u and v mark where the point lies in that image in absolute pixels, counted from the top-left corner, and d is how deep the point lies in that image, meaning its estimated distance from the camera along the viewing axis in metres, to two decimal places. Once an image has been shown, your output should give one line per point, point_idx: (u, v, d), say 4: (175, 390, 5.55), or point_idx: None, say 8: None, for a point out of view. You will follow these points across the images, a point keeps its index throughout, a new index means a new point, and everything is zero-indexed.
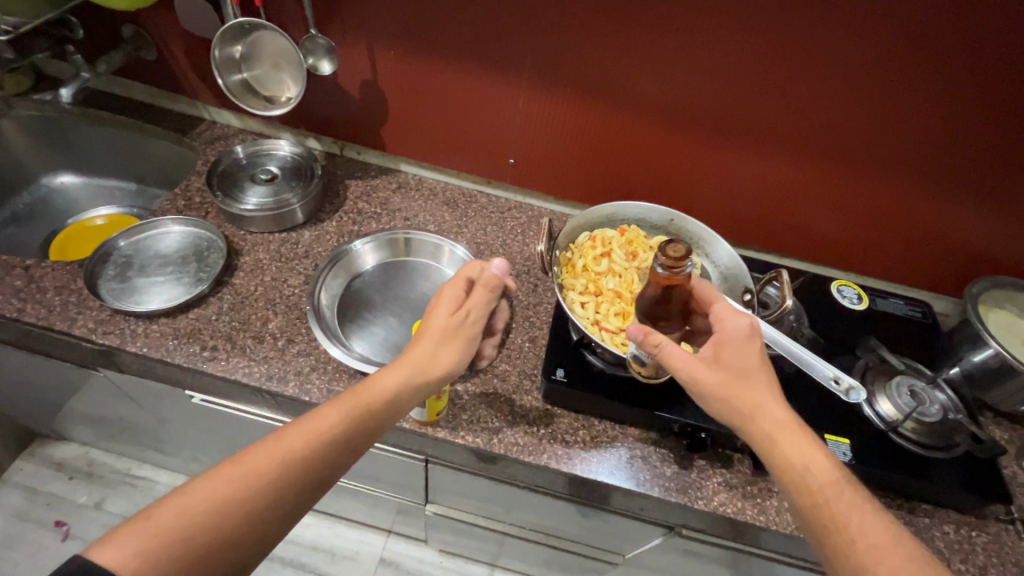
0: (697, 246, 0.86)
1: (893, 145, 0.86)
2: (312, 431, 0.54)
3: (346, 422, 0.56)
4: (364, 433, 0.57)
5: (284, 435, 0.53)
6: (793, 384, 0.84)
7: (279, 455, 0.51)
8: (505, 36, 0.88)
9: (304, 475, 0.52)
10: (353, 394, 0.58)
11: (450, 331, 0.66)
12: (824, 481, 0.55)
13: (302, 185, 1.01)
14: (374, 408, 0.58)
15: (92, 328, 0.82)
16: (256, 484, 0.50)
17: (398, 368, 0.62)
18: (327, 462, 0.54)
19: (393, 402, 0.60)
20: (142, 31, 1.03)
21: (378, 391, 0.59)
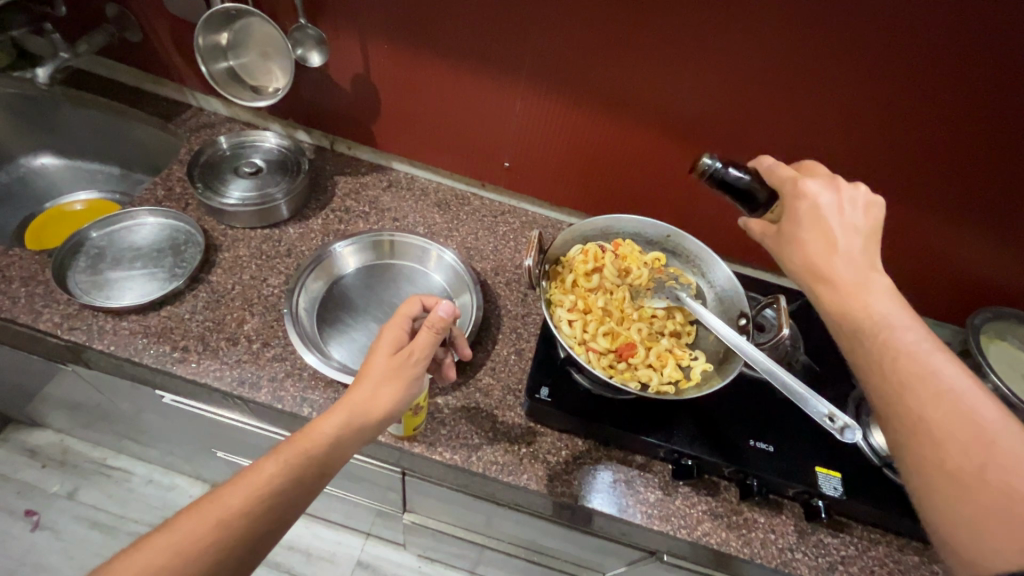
0: (693, 265, 0.83)
1: (900, 167, 0.83)
2: (246, 492, 0.50)
3: (285, 476, 0.52)
4: (306, 486, 0.53)
5: (217, 496, 0.49)
6: (785, 411, 0.81)
7: (211, 520, 0.48)
8: (502, 36, 0.84)
9: (243, 538, 0.48)
10: (292, 445, 0.54)
11: (390, 370, 0.60)
12: (898, 344, 0.48)
13: (287, 180, 0.97)
14: (312, 457, 0.54)
15: (57, 322, 0.78)
16: (189, 554, 0.46)
17: (334, 413, 0.56)
18: (268, 522, 0.50)
19: (332, 452, 0.55)
20: (127, 12, 0.99)
21: (315, 437, 0.54)
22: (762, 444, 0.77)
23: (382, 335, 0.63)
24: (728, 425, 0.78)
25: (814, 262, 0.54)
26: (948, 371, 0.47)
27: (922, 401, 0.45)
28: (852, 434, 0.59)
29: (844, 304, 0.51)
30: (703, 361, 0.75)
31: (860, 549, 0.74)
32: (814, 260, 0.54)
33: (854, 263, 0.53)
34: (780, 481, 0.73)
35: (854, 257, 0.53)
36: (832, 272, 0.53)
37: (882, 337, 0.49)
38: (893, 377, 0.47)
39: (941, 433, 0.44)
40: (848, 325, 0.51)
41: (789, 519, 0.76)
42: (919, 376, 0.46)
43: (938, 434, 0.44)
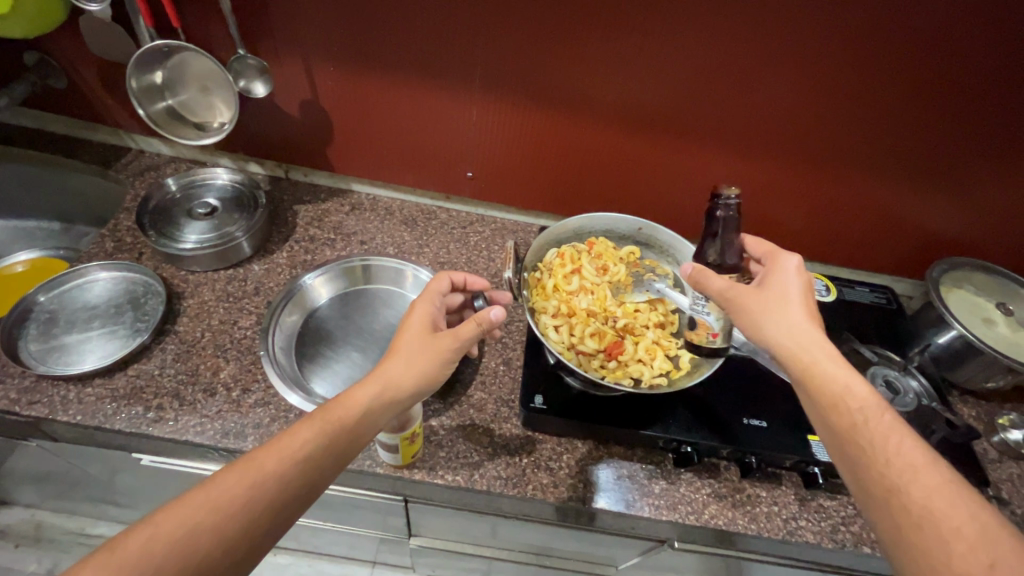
0: (667, 256, 0.84)
1: (849, 134, 0.86)
2: (284, 454, 0.48)
3: (323, 439, 0.50)
4: (342, 452, 0.51)
5: (253, 457, 0.47)
6: (771, 386, 0.83)
7: (249, 480, 0.46)
8: (452, 44, 0.83)
9: (278, 503, 0.46)
10: (332, 407, 0.52)
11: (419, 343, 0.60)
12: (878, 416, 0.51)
13: (245, 217, 0.93)
14: (348, 425, 0.52)
15: (14, 399, 0.73)
16: (228, 514, 0.44)
17: (368, 384, 0.55)
18: (302, 488, 0.48)
19: (367, 419, 0.54)
20: (49, 57, 0.93)
21: (351, 405, 0.53)
22: (754, 421, 0.79)
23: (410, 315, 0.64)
24: (721, 408, 0.79)
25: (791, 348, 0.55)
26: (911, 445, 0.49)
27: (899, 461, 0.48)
28: None
29: (832, 395, 0.52)
30: (690, 350, 0.75)
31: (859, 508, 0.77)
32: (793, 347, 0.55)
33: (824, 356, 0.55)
34: (776, 455, 0.75)
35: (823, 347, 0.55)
36: (816, 363, 0.54)
37: (870, 418, 0.50)
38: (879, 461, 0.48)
39: (938, 523, 0.44)
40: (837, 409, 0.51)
41: (788, 489, 0.78)
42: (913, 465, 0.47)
43: (933, 522, 0.44)
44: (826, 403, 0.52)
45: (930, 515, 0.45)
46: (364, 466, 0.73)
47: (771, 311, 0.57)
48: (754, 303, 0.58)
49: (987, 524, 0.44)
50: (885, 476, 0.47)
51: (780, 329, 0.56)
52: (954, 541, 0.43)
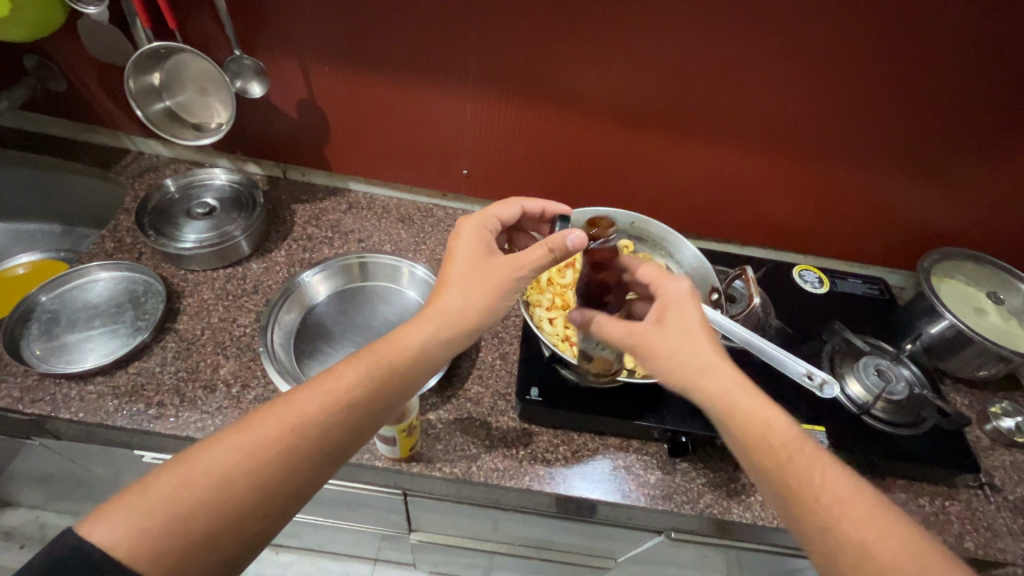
0: (660, 249, 0.85)
1: (840, 126, 0.87)
2: (328, 396, 0.52)
3: (370, 377, 0.54)
4: (392, 390, 0.55)
5: (298, 398, 0.51)
6: (765, 376, 0.84)
7: (288, 423, 0.49)
8: (445, 43, 0.84)
9: (321, 444, 0.50)
10: (379, 348, 0.56)
11: (475, 271, 0.61)
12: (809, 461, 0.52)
13: (243, 216, 0.94)
14: (397, 366, 0.56)
15: (17, 397, 0.74)
16: (270, 455, 0.48)
17: (424, 323, 0.59)
18: (347, 430, 0.52)
19: (419, 355, 0.57)
20: (48, 61, 0.94)
21: (401, 346, 0.57)
22: None
23: (462, 247, 0.64)
24: None
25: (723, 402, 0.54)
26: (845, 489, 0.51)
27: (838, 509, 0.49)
28: (831, 389, 0.63)
29: (758, 437, 0.53)
30: None
31: None
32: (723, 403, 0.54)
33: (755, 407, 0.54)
34: None
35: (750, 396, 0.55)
36: (736, 403, 0.54)
37: (794, 455, 0.52)
38: (812, 499, 0.50)
39: (874, 557, 0.47)
40: (769, 452, 0.52)
41: None
42: (841, 498, 0.50)
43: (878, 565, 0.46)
44: (754, 446, 0.52)
45: (868, 551, 0.47)
46: (363, 459, 0.74)
47: (679, 350, 0.57)
48: (659, 346, 0.57)
49: (910, 546, 0.48)
50: (823, 516, 0.49)
51: (695, 373, 0.56)
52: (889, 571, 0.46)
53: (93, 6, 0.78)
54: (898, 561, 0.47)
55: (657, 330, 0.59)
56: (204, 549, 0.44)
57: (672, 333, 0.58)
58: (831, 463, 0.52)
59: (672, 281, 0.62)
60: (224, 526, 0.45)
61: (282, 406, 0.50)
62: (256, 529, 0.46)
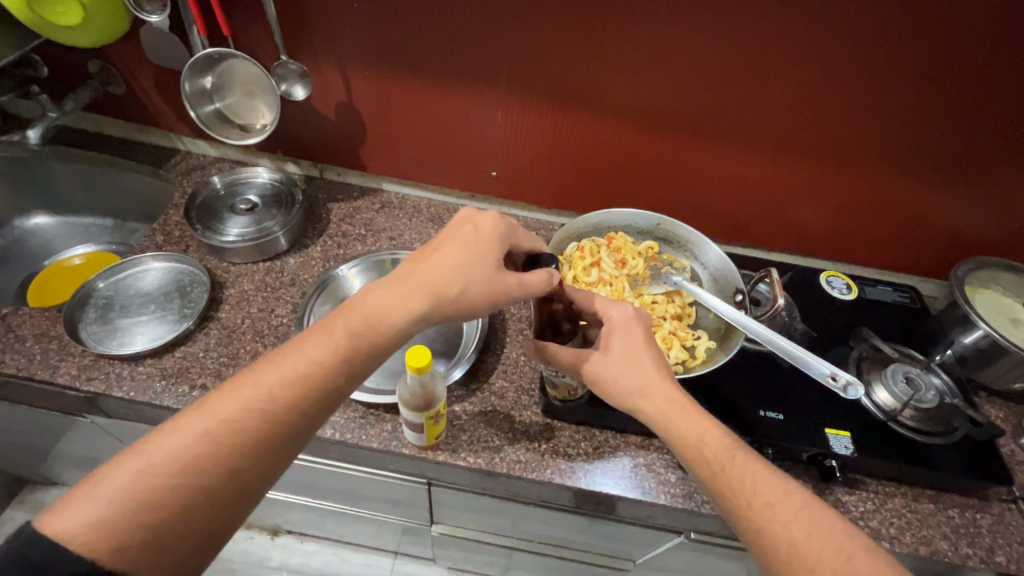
0: (685, 250, 0.85)
1: (867, 133, 0.87)
2: (287, 377, 0.53)
3: (333, 353, 0.55)
4: (358, 361, 0.56)
5: (262, 380, 0.52)
6: (791, 380, 0.84)
7: (251, 406, 0.51)
8: (479, 48, 0.87)
9: (285, 423, 0.52)
10: (343, 323, 0.57)
11: (476, 264, 0.61)
12: (754, 476, 0.54)
13: (283, 212, 0.99)
14: (362, 347, 0.57)
15: (75, 375, 0.79)
16: (237, 437, 0.49)
17: (413, 299, 0.59)
18: (312, 407, 0.53)
19: (393, 322, 0.58)
20: (109, 65, 1.01)
21: (377, 324, 0.58)
22: (772, 413, 0.79)
23: (466, 232, 0.63)
24: (739, 400, 0.80)
25: (662, 418, 0.59)
26: (805, 509, 0.52)
27: (788, 523, 0.51)
28: (855, 389, 0.62)
29: (691, 450, 0.57)
30: (706, 340, 0.76)
31: (878, 503, 0.77)
32: (664, 421, 0.59)
33: (694, 424, 0.58)
34: (794, 447, 0.76)
35: (688, 417, 0.58)
36: (673, 423, 0.58)
37: (726, 465, 0.56)
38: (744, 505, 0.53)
39: (803, 557, 0.49)
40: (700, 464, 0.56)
41: (807, 483, 0.78)
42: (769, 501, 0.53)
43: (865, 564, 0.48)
44: (690, 458, 0.57)
45: (798, 549, 0.49)
46: (390, 445, 0.77)
47: (623, 376, 0.62)
48: (606, 374, 0.62)
49: (842, 545, 0.49)
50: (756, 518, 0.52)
51: (635, 396, 0.61)
52: (818, 566, 0.48)
53: (155, 14, 0.86)
54: (825, 558, 0.48)
55: (606, 358, 0.63)
56: (182, 533, 0.45)
57: (617, 359, 0.63)
58: (764, 471, 0.55)
59: (619, 307, 0.65)
60: (195, 500, 0.46)
61: (240, 387, 0.51)
62: (233, 506, 0.48)
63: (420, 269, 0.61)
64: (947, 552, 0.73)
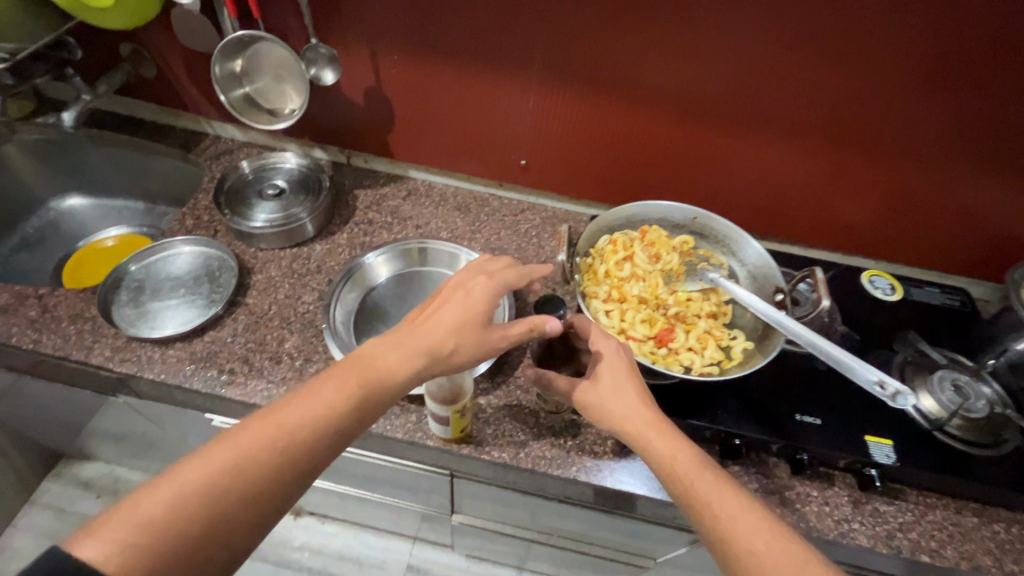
0: (722, 246, 0.81)
1: (918, 126, 0.82)
2: (307, 412, 0.52)
3: (349, 392, 0.54)
4: (374, 402, 0.56)
5: (282, 414, 0.51)
6: (830, 384, 0.80)
7: (274, 438, 0.49)
8: (512, 33, 0.84)
9: (305, 458, 0.50)
10: (354, 368, 0.56)
11: (464, 318, 0.62)
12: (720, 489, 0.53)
13: (310, 199, 0.98)
14: (375, 390, 0.56)
15: (108, 356, 0.81)
16: (258, 469, 0.48)
17: (403, 351, 0.59)
18: (330, 445, 0.52)
19: (396, 374, 0.57)
20: (142, 50, 1.02)
21: (383, 370, 0.57)
22: (809, 418, 0.76)
23: (450, 290, 0.65)
24: (774, 403, 0.77)
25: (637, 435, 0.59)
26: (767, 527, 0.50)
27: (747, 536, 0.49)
28: (904, 399, 0.59)
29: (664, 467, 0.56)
30: (743, 341, 0.73)
31: (917, 514, 0.74)
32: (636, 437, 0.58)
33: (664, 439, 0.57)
34: (830, 454, 0.73)
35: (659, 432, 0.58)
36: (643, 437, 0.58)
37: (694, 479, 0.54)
38: (719, 519, 0.51)
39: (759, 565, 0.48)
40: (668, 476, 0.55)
41: (841, 490, 0.75)
42: (743, 515, 0.51)
43: None
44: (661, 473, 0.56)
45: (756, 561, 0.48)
46: (415, 437, 0.77)
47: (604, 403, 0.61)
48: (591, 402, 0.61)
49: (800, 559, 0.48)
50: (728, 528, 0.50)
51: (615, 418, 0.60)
52: None
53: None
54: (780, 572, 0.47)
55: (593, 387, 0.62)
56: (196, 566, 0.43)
57: (606, 389, 0.62)
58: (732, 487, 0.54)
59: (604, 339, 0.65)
60: (213, 539, 0.45)
61: (262, 421, 0.50)
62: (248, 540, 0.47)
63: (411, 326, 0.62)
64: (991, 568, 0.70)
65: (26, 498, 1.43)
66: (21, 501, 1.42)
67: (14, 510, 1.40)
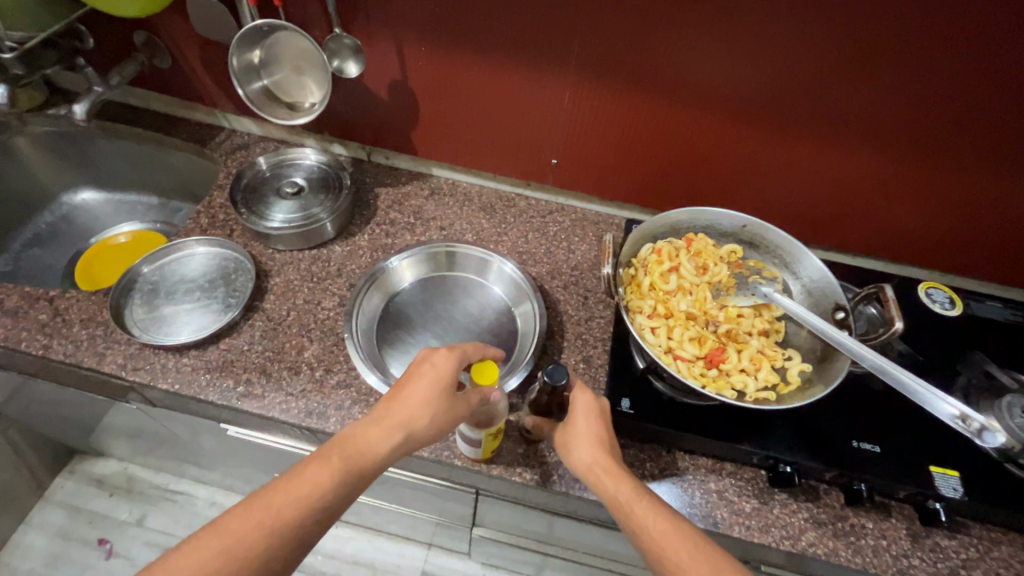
0: (775, 257, 0.76)
1: (988, 131, 0.75)
2: (292, 497, 0.49)
3: (334, 471, 0.51)
4: (359, 480, 0.52)
5: (269, 498, 0.49)
6: (887, 407, 0.75)
7: (259, 527, 0.47)
8: (547, 24, 0.78)
9: (291, 545, 0.48)
10: (339, 445, 0.53)
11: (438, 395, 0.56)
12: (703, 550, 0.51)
13: (330, 198, 0.93)
14: (360, 468, 0.52)
15: (121, 364, 0.77)
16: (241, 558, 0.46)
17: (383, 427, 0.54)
18: (317, 525, 0.50)
19: (377, 453, 0.53)
20: (155, 37, 0.97)
21: (367, 447, 0.53)
22: (866, 444, 0.71)
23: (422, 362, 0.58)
24: (829, 428, 0.72)
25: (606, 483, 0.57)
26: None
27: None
28: (993, 436, 0.53)
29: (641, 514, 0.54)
30: (800, 362, 0.68)
31: (983, 551, 0.68)
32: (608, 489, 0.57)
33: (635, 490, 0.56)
34: (891, 485, 0.67)
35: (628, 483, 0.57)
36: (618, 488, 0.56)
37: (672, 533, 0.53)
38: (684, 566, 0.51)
39: None
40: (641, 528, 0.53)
41: (899, 523, 0.70)
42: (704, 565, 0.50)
43: None
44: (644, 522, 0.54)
45: None
46: (442, 455, 0.72)
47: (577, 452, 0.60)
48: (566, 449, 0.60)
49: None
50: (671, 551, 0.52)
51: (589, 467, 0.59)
52: None
53: None
54: None
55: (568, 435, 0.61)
56: None
57: (578, 435, 0.61)
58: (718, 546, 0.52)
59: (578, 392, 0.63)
60: None
61: (247, 509, 0.48)
62: None
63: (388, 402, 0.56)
64: None
65: (39, 494, 1.41)
66: (34, 497, 1.40)
67: (26, 507, 1.39)
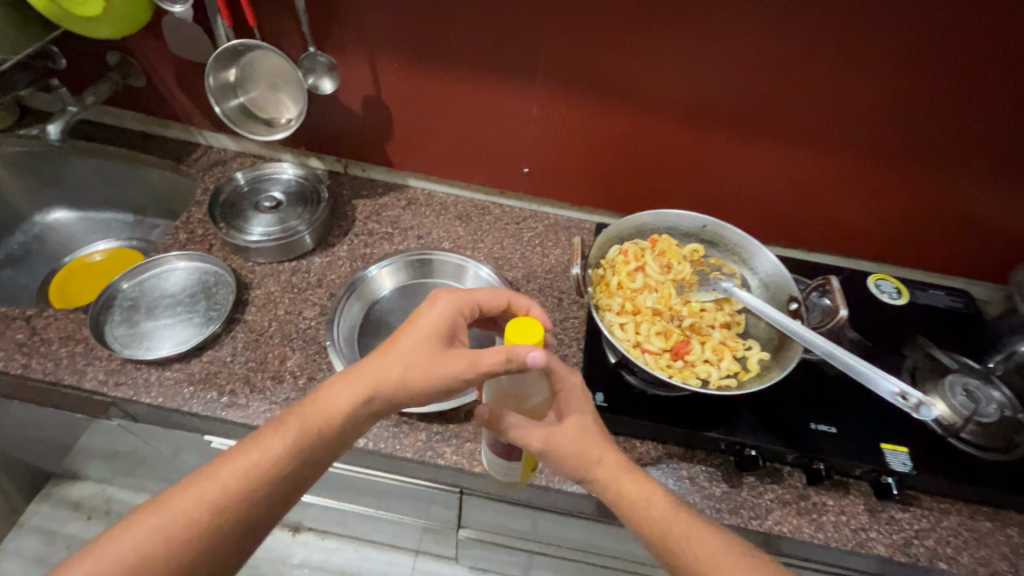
0: (734, 254, 0.81)
1: (920, 131, 0.82)
2: (237, 472, 0.52)
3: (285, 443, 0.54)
4: (314, 455, 0.54)
5: (219, 472, 0.52)
6: (843, 392, 0.80)
7: (207, 501, 0.50)
8: (514, 39, 0.83)
9: (240, 522, 0.51)
10: (298, 415, 0.55)
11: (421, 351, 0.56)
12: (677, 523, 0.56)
13: (308, 210, 0.96)
14: (313, 430, 0.54)
15: (102, 380, 0.77)
16: (195, 527, 0.49)
17: (353, 388, 0.56)
18: (267, 505, 0.52)
19: (336, 418, 0.55)
20: (129, 57, 0.98)
21: (327, 411, 0.55)
22: (824, 426, 0.76)
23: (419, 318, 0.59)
24: (790, 413, 0.77)
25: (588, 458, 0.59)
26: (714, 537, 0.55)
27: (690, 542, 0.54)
28: (928, 410, 0.58)
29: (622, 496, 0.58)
30: (758, 351, 0.73)
31: (933, 521, 0.73)
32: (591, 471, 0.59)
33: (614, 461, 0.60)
34: (847, 463, 0.72)
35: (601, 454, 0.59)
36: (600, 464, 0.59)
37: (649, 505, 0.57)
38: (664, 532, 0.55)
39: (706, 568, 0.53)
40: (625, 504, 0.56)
41: (857, 499, 0.74)
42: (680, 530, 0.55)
43: None
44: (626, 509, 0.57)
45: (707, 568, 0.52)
46: (425, 456, 0.75)
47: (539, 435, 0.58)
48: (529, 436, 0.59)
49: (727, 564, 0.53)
50: None
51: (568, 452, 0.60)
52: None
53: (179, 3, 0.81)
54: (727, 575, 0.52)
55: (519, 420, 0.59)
56: None
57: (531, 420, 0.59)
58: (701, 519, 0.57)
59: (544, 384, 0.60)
60: None
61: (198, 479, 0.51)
62: None
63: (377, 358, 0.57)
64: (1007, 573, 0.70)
65: (13, 520, 1.38)
66: (8, 524, 1.37)
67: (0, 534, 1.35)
